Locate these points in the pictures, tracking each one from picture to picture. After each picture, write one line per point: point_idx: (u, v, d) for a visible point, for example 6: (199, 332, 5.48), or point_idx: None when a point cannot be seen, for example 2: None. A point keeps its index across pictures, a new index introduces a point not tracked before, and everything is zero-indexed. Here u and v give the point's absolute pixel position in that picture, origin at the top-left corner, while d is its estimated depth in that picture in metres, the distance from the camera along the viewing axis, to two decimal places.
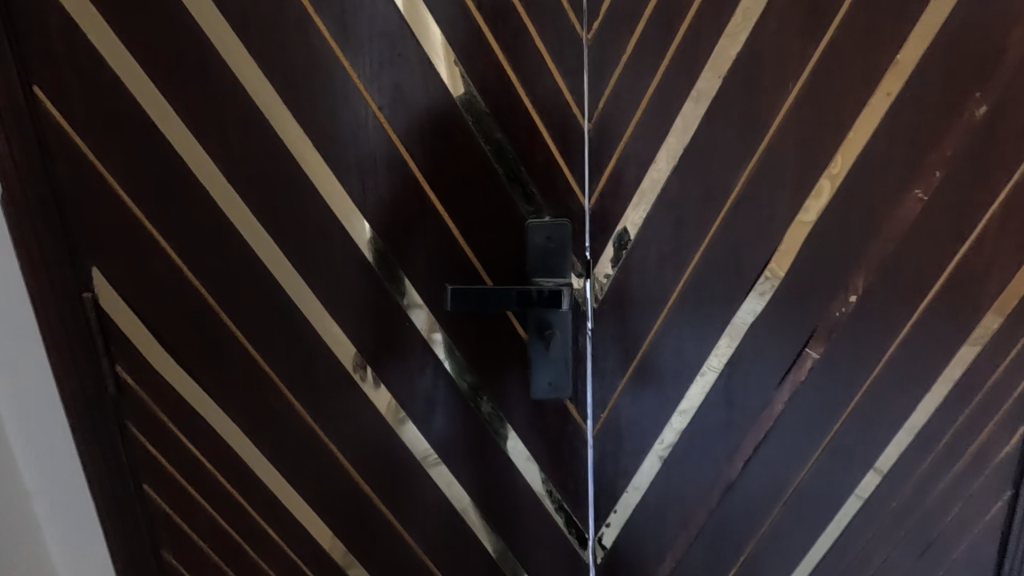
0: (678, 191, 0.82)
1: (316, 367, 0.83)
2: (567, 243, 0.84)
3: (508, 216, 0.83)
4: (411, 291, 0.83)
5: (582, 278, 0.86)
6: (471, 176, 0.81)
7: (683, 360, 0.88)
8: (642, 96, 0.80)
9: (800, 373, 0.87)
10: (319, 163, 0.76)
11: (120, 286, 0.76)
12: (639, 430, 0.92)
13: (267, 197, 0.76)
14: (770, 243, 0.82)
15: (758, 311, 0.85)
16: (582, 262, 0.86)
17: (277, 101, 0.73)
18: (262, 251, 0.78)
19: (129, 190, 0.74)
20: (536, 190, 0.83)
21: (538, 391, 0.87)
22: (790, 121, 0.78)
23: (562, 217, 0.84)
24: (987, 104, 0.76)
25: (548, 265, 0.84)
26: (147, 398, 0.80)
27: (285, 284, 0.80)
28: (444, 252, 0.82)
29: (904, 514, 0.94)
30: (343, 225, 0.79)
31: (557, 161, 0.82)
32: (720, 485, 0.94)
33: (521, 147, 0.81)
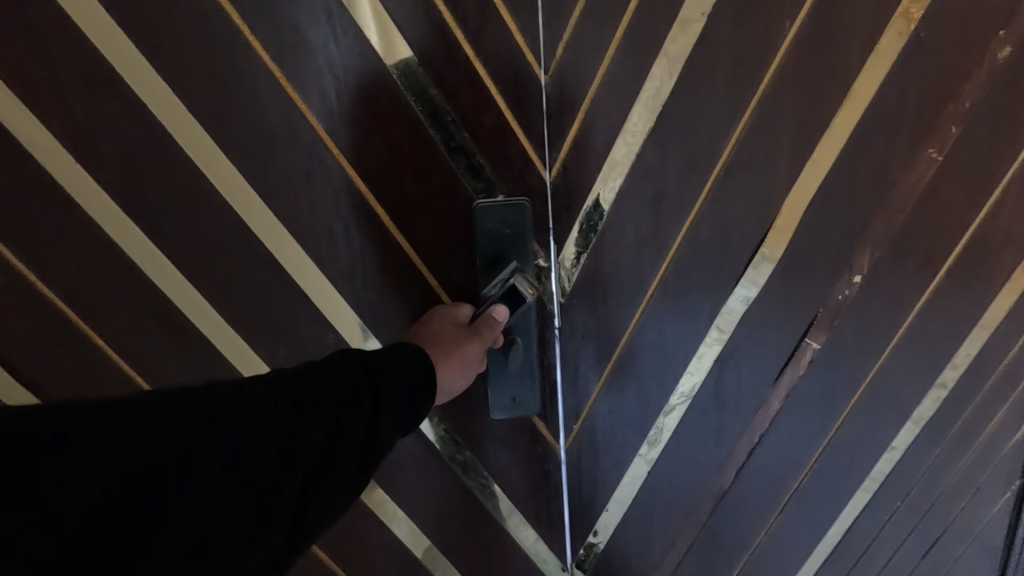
0: (656, 159, 0.68)
1: None
2: (526, 231, 0.71)
3: (452, 196, 0.68)
4: (336, 298, 0.66)
5: (546, 270, 0.74)
6: (405, 148, 0.64)
7: (666, 359, 0.76)
8: (608, 43, 0.66)
9: (799, 368, 0.76)
10: (199, 134, 0.56)
11: None
12: (619, 439, 0.80)
13: (134, 179, 0.55)
14: (765, 217, 0.69)
15: (752, 299, 0.73)
16: (544, 250, 0.74)
17: (135, 49, 0.52)
18: (140, 257, 0.57)
19: None
20: (485, 163, 0.69)
21: (499, 409, 0.76)
22: (787, 69, 0.64)
23: (519, 197, 0.71)
24: (1011, 45, 0.64)
25: (504, 256, 0.71)
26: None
27: (178, 300, 0.60)
28: (376, 244, 0.66)
29: (909, 513, 0.86)
30: (243, 216, 0.60)
31: (508, 126, 0.69)
32: (711, 497, 0.83)
33: (465, 110, 0.66)
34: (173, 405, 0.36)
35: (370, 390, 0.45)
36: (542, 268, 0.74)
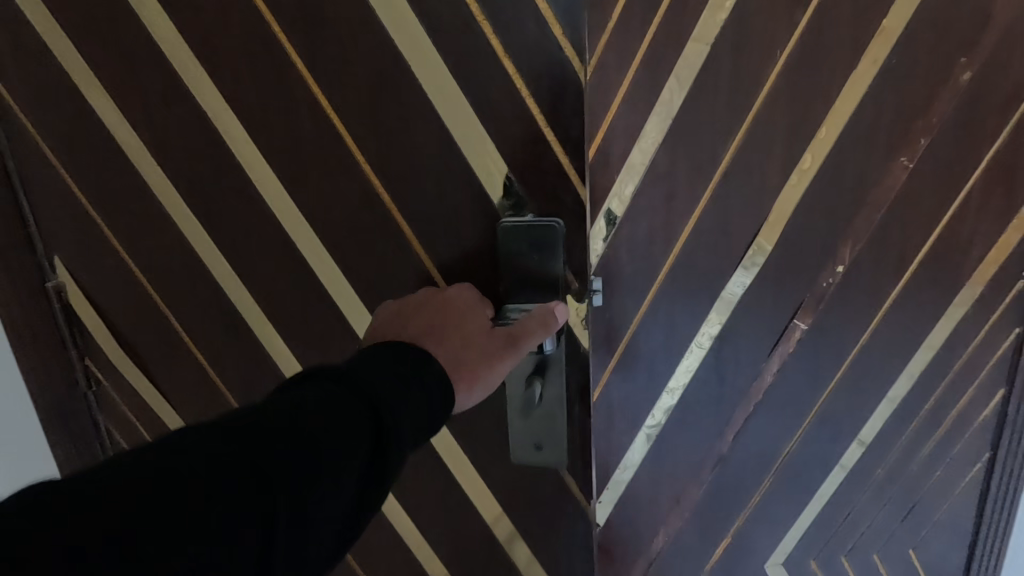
0: (667, 165, 0.80)
1: (257, 369, 0.83)
2: (558, 261, 0.66)
3: (478, 196, 0.68)
4: (350, 294, 0.76)
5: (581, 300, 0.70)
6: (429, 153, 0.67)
7: (673, 337, 0.88)
8: (629, 65, 0.77)
9: (789, 345, 0.88)
10: (256, 160, 0.71)
11: (81, 280, 0.81)
12: (631, 408, 0.92)
13: (205, 197, 0.74)
14: (759, 215, 0.82)
15: (748, 284, 0.85)
16: (579, 280, 0.68)
17: (216, 98, 0.69)
18: (208, 257, 0.78)
19: (83, 184, 0.76)
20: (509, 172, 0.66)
21: (520, 454, 0.77)
22: (778, 91, 0.77)
23: (551, 219, 0.66)
24: (973, 70, 0.75)
25: (536, 287, 0.67)
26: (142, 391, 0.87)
27: (230, 291, 0.79)
28: (387, 242, 0.72)
29: (889, 480, 0.96)
30: (280, 221, 0.74)
31: (537, 122, 0.63)
32: (710, 458, 0.94)
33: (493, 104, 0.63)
34: (197, 439, 0.38)
35: (373, 396, 0.44)
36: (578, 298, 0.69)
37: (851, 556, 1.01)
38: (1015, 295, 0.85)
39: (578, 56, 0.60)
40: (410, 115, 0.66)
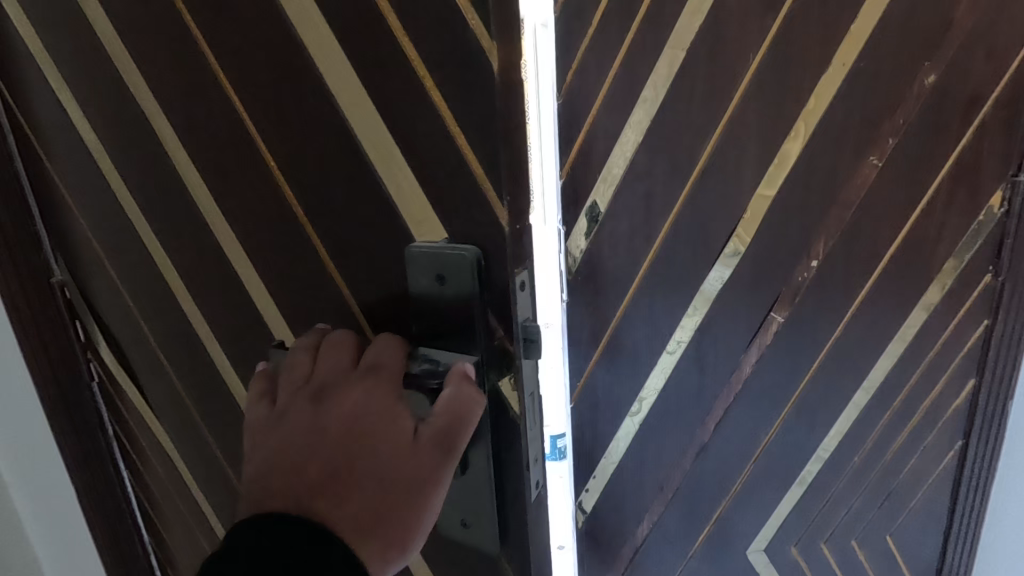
0: (646, 164, 0.85)
1: (218, 396, 0.64)
2: (478, 307, 0.43)
3: (389, 223, 0.45)
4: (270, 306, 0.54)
5: (517, 370, 0.44)
6: (328, 157, 0.45)
7: (655, 330, 0.92)
8: (608, 69, 0.83)
9: (765, 338, 0.91)
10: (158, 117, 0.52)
11: (78, 267, 0.66)
12: (614, 399, 0.96)
13: (126, 168, 0.56)
14: (734, 211, 0.86)
15: (724, 280, 0.89)
16: (512, 336, 0.44)
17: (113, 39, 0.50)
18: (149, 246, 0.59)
19: (49, 156, 0.61)
20: (422, 184, 0.43)
21: (448, 529, 0.51)
22: (750, 95, 0.81)
23: (466, 244, 0.43)
24: (937, 73, 0.77)
25: (454, 347, 0.44)
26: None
27: (173, 290, 0.60)
28: (293, 248, 0.50)
29: (864, 467, 0.99)
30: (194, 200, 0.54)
31: (445, 120, 0.40)
32: (692, 448, 0.98)
33: (390, 92, 0.41)
34: None
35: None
36: (514, 365, 0.44)
37: (830, 541, 1.04)
38: (983, 287, 0.85)
39: (486, 31, 0.37)
40: (292, 90, 0.44)
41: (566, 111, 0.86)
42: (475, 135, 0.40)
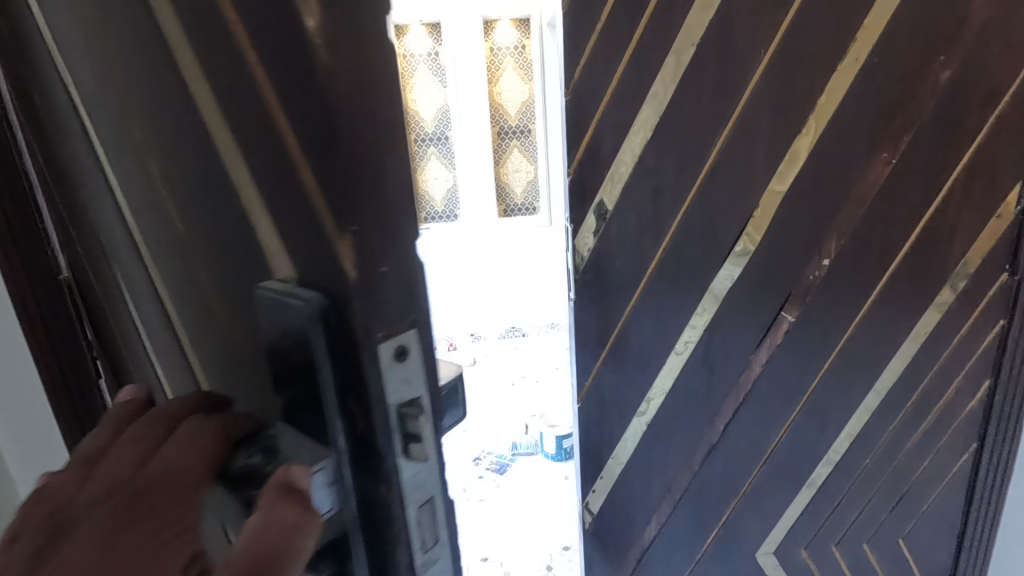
0: (655, 161, 0.84)
1: None
2: (327, 378, 0.29)
3: (247, 247, 0.33)
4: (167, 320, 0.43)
5: (391, 477, 0.30)
6: (190, 172, 0.35)
7: (663, 329, 0.91)
8: (617, 65, 0.82)
9: (776, 337, 0.90)
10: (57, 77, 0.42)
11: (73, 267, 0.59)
12: (621, 398, 0.95)
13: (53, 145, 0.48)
14: (744, 209, 0.85)
15: (734, 278, 0.88)
16: (377, 428, 0.29)
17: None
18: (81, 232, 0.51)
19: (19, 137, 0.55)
20: (262, 202, 0.30)
21: None
22: (760, 91, 0.80)
23: (306, 290, 0.29)
24: (952, 68, 0.77)
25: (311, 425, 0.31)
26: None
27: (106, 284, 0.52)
28: (178, 251, 0.39)
29: (876, 470, 0.97)
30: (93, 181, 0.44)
31: (271, 109, 0.28)
32: (700, 449, 0.97)
33: (220, 59, 0.29)
34: None
35: None
36: (385, 470, 0.30)
37: (841, 545, 1.02)
38: (998, 286, 0.85)
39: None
40: (151, 58, 0.33)
41: (573, 106, 0.84)
42: (307, 134, 0.27)
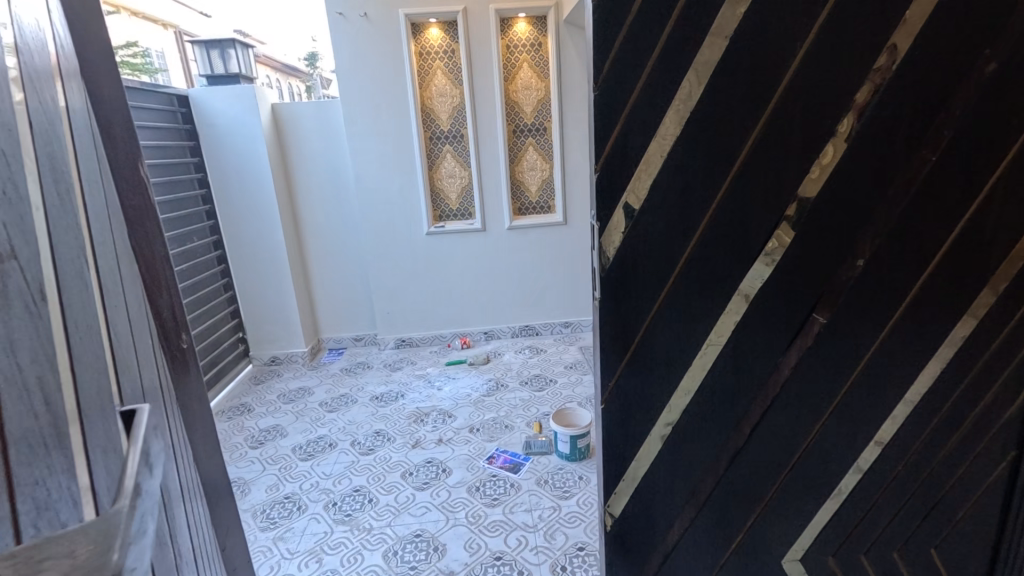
0: (686, 158, 0.81)
1: None
2: None
3: None
4: None
5: None
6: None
7: (690, 331, 0.88)
8: (647, 59, 0.77)
9: (806, 339, 0.88)
10: None
11: None
12: (646, 403, 0.92)
13: None
14: (777, 209, 0.83)
15: (765, 279, 0.85)
16: None
17: None
18: None
19: None
20: None
21: None
22: (796, 86, 0.78)
23: None
24: (996, 62, 0.76)
25: None
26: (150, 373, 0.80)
27: None
28: None
29: (908, 478, 0.95)
30: None
31: None
32: (727, 452, 0.95)
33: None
34: None
35: None
36: None
37: (869, 553, 0.99)
38: None
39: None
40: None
41: (600, 100, 0.79)
42: None
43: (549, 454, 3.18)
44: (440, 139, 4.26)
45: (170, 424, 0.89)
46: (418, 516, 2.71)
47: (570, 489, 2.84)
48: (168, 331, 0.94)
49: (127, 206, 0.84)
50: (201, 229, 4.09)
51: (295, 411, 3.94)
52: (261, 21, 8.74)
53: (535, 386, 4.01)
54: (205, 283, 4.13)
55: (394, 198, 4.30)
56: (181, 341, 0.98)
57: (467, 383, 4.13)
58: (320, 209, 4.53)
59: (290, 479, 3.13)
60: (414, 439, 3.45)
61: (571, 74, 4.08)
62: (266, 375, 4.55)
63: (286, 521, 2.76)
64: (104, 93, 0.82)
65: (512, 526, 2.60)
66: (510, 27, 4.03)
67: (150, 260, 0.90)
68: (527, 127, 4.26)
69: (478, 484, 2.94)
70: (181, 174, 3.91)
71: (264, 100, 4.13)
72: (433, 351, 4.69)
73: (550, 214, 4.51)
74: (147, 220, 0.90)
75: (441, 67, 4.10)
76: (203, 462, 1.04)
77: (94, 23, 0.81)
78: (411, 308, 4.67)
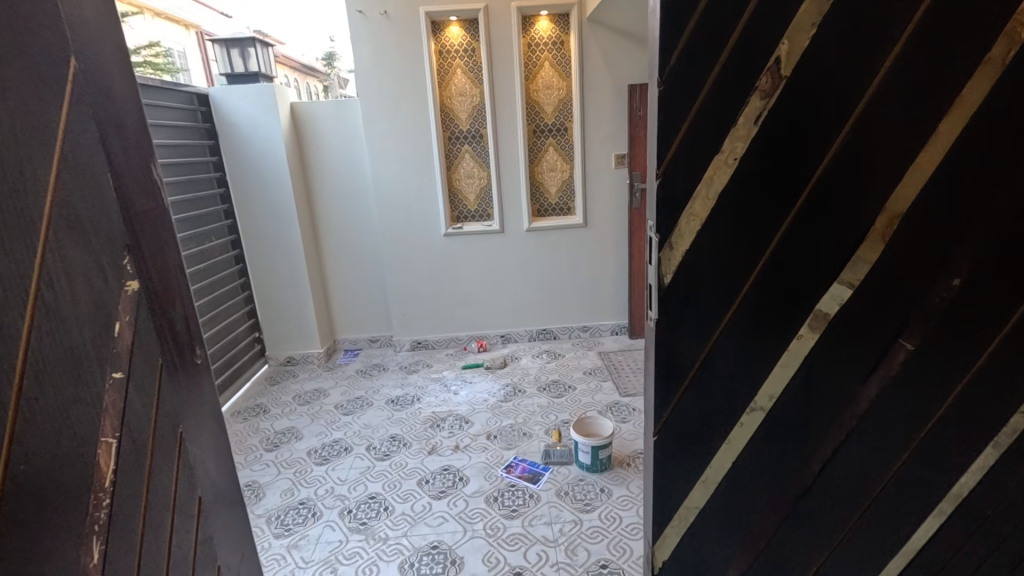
0: (760, 162, 0.71)
1: None
2: None
3: None
4: None
5: None
6: None
7: (757, 355, 0.78)
8: (722, 50, 0.68)
9: (889, 368, 0.78)
10: None
11: None
12: (704, 434, 0.82)
13: None
14: (862, 220, 0.73)
15: (845, 300, 0.76)
16: None
17: None
18: None
19: None
20: None
21: None
22: (891, 81, 0.68)
23: None
24: None
25: None
26: (140, 394, 0.71)
27: None
28: None
29: (997, 527, 0.84)
30: None
31: None
32: (793, 489, 0.85)
33: None
34: None
35: None
36: None
37: None
38: None
39: None
40: None
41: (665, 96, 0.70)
42: None
43: (570, 464, 3.08)
44: (458, 139, 4.20)
45: (182, 447, 0.82)
46: (435, 527, 2.64)
47: (592, 502, 2.75)
48: (182, 346, 0.85)
49: (137, 210, 0.75)
50: (219, 229, 4.08)
51: (311, 413, 3.90)
52: (278, 19, 8.80)
53: (553, 392, 3.91)
54: (222, 283, 4.12)
55: (412, 199, 4.24)
56: (195, 357, 0.89)
57: (484, 388, 4.05)
58: (338, 208, 4.49)
59: (304, 485, 3.07)
60: (430, 445, 3.38)
61: (594, 74, 3.98)
62: (282, 375, 4.53)
63: (301, 528, 2.71)
64: (116, 86, 0.74)
65: (532, 540, 2.51)
66: (531, 25, 3.94)
67: (163, 269, 0.82)
68: (547, 127, 4.17)
69: (496, 494, 2.86)
70: (200, 173, 3.90)
71: (283, 99, 4.09)
72: (450, 354, 4.62)
73: (570, 216, 4.42)
74: (160, 226, 0.82)
75: (461, 65, 4.02)
76: (224, 485, 0.97)
77: (108, 14, 0.74)
78: (428, 309, 4.62)
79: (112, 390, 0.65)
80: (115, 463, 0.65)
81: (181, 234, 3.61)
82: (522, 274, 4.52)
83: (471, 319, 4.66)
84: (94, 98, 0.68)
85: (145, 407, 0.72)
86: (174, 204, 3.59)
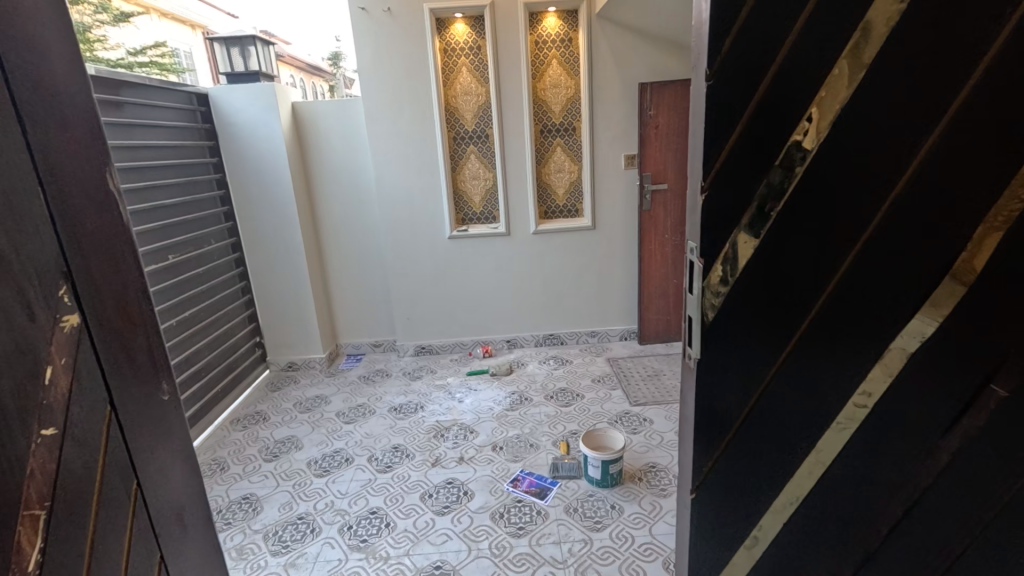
0: (829, 175, 0.59)
1: None
2: None
3: None
4: None
5: None
6: None
7: (817, 401, 0.66)
8: (788, 39, 0.55)
9: (977, 419, 0.64)
10: None
11: None
12: (749, 491, 0.70)
13: None
14: (950, 243, 0.60)
15: (927, 338, 0.63)
16: None
17: None
18: None
19: None
20: None
21: None
22: (997, 72, 0.55)
23: None
24: None
25: None
26: (80, 449, 0.60)
27: None
28: None
29: None
30: None
31: None
32: (853, 556, 0.72)
33: None
34: None
35: None
36: None
37: None
38: None
39: None
40: None
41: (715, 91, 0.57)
42: None
43: (578, 478, 2.96)
44: (463, 139, 4.08)
45: (138, 501, 0.71)
46: (438, 545, 2.53)
47: (602, 520, 2.62)
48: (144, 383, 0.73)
49: (86, 231, 0.64)
50: (218, 231, 3.98)
51: (312, 421, 3.79)
52: (284, 19, 8.74)
53: (561, 401, 3.79)
54: (222, 286, 4.02)
55: (417, 201, 4.13)
56: (161, 392, 0.77)
57: (490, 396, 3.93)
58: (340, 211, 4.38)
59: (304, 498, 2.97)
60: (434, 457, 3.26)
61: (603, 72, 3.85)
62: (283, 380, 4.43)
63: (298, 545, 2.60)
64: (58, 80, 0.61)
65: (540, 561, 2.39)
66: (539, 22, 3.82)
67: (121, 297, 0.70)
68: (555, 127, 4.05)
69: (502, 510, 2.74)
70: (199, 175, 3.81)
71: (284, 99, 4.00)
72: (454, 359, 4.51)
73: (578, 218, 4.29)
74: (117, 245, 0.70)
75: (467, 64, 3.91)
76: (199, 540, 0.85)
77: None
78: (432, 314, 4.51)
79: (42, 450, 0.56)
80: (42, 537, 0.56)
81: (179, 238, 3.52)
82: (530, 278, 4.40)
83: (476, 324, 4.54)
84: (25, 98, 0.57)
85: (85, 464, 0.61)
86: (171, 207, 3.49)
